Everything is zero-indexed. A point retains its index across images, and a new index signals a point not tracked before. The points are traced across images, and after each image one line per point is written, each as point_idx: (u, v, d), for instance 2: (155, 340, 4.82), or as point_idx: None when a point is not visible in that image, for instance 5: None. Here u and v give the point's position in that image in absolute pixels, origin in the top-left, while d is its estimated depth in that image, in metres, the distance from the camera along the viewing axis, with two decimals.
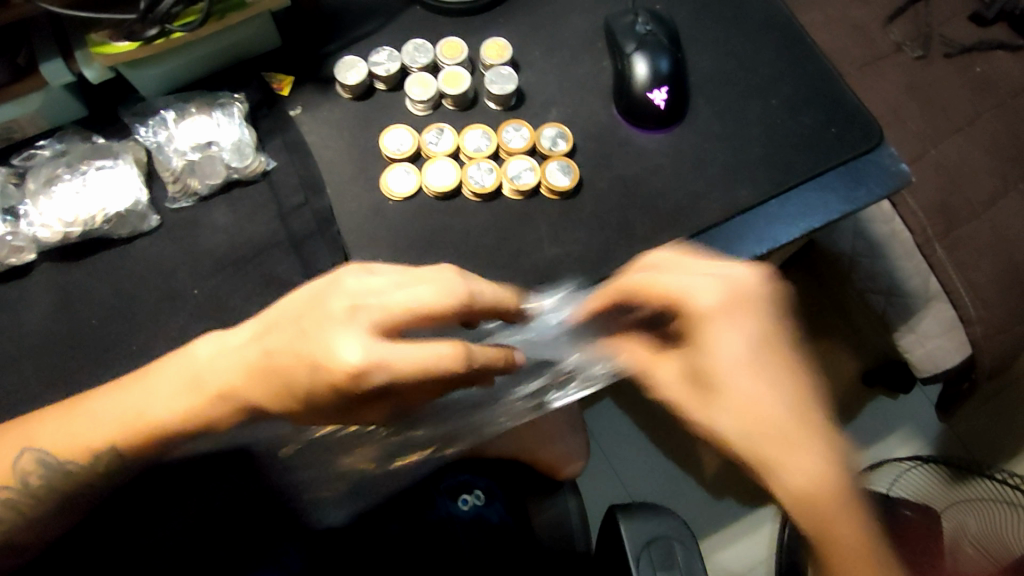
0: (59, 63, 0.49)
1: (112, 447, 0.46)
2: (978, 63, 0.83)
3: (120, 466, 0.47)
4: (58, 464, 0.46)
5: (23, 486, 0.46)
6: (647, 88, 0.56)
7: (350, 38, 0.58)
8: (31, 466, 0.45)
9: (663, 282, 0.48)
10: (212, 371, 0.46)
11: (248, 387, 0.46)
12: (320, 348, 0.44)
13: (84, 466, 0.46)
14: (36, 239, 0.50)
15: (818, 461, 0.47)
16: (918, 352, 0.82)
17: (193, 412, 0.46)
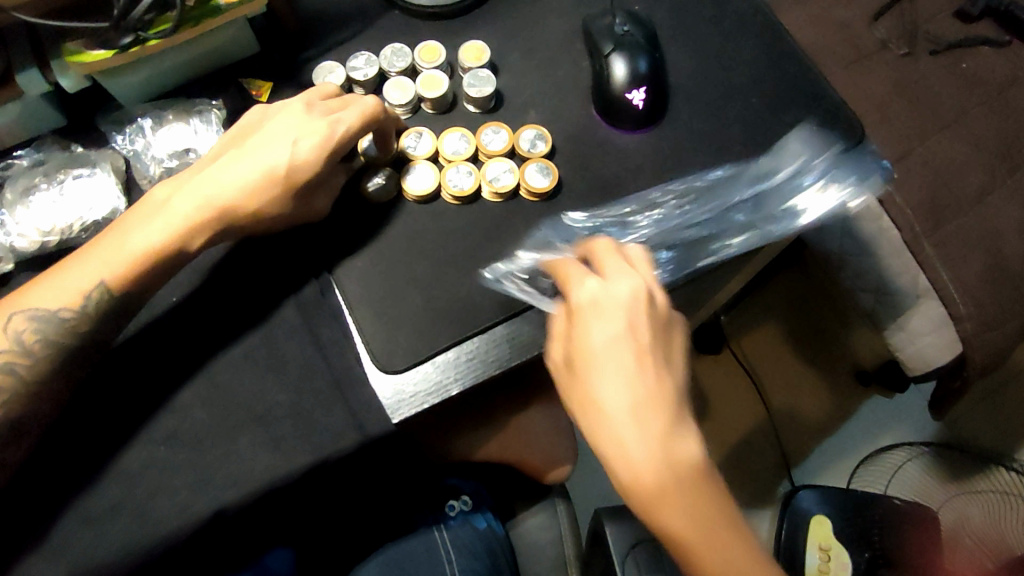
0: (35, 72, 0.49)
1: (102, 285, 0.47)
2: (963, 60, 0.83)
3: (112, 307, 0.48)
4: (56, 317, 0.47)
5: (19, 347, 0.46)
6: (626, 88, 0.56)
7: (328, 43, 0.58)
8: (25, 324, 0.46)
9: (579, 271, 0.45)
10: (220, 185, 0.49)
11: (256, 193, 0.49)
12: (284, 134, 0.49)
13: (81, 316, 0.47)
14: (13, 249, 0.50)
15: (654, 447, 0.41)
16: (907, 349, 0.81)
17: (200, 210, 0.49)
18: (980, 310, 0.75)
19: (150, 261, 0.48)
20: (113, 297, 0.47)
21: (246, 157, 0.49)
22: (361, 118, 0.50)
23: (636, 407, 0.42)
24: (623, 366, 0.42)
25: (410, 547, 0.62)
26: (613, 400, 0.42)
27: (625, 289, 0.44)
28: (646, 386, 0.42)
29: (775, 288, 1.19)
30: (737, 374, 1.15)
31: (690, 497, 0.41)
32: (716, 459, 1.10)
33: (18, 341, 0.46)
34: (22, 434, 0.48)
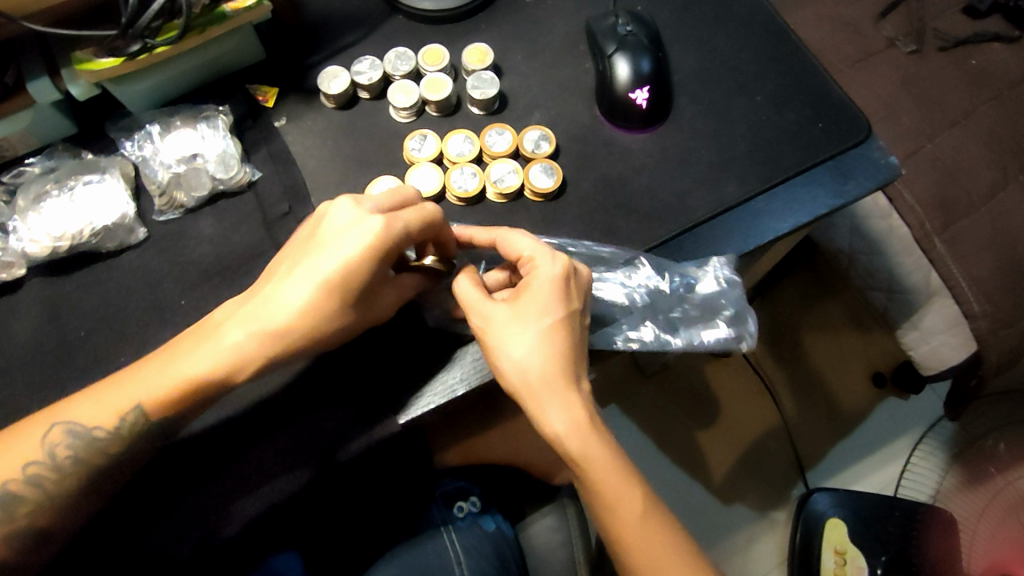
0: (46, 80, 0.50)
1: (135, 410, 0.45)
2: (973, 56, 0.82)
3: (149, 430, 0.46)
4: (90, 433, 0.45)
5: (48, 461, 0.45)
6: (629, 88, 0.56)
7: (333, 49, 0.59)
8: (59, 438, 0.45)
9: (517, 247, 0.49)
10: (277, 310, 0.45)
11: (323, 310, 0.45)
12: (304, 282, 0.44)
13: (113, 437, 0.46)
14: (25, 254, 0.51)
15: (574, 408, 0.45)
16: (921, 348, 0.83)
17: (251, 337, 0.45)
18: (994, 306, 0.74)
19: (181, 393, 0.45)
20: (148, 422, 0.45)
21: (301, 271, 0.45)
22: (418, 218, 0.45)
23: (547, 372, 0.45)
24: (549, 343, 0.46)
25: (419, 549, 0.61)
26: (525, 363, 0.45)
27: (553, 266, 0.47)
28: (560, 351, 0.46)
29: (786, 289, 1.18)
30: (748, 377, 1.14)
31: (602, 462, 0.45)
32: (728, 462, 1.10)
33: (51, 454, 0.45)
34: (48, 542, 0.47)
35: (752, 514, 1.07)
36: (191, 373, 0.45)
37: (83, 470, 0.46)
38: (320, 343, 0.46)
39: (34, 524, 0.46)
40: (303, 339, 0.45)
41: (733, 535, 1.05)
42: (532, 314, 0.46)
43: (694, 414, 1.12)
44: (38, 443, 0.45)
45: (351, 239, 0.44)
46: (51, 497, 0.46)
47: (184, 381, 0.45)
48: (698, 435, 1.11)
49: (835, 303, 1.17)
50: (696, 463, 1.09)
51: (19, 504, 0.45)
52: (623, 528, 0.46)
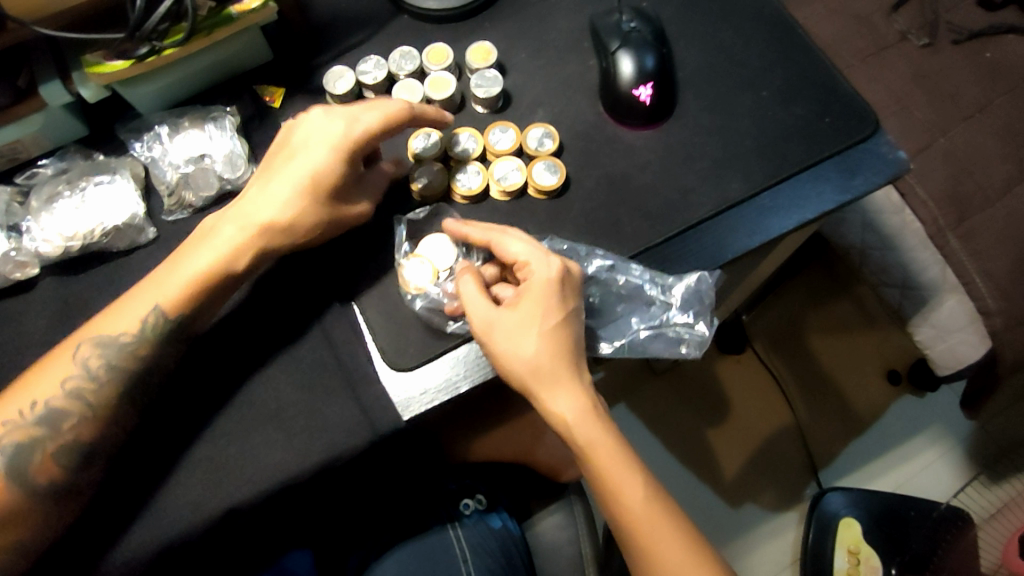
0: (59, 84, 0.51)
1: (156, 310, 0.49)
2: (988, 49, 0.81)
3: (166, 336, 0.50)
4: (117, 340, 0.49)
5: (85, 373, 0.48)
6: (632, 85, 0.56)
7: (338, 49, 0.59)
8: (91, 348, 0.49)
9: (510, 248, 0.49)
10: (264, 206, 0.50)
11: (303, 203, 0.50)
12: (292, 175, 0.50)
13: (140, 340, 0.49)
14: (38, 253, 0.52)
15: (577, 400, 0.46)
16: (937, 347, 0.80)
17: (247, 233, 0.50)
18: (1010, 304, 0.73)
19: (194, 288, 0.49)
20: (167, 322, 0.49)
21: (284, 173, 0.51)
22: (383, 120, 0.50)
23: (548, 367, 0.46)
24: (552, 346, 0.47)
25: (425, 544, 0.62)
26: (530, 364, 0.46)
27: (550, 269, 0.47)
28: (561, 350, 0.47)
29: (799, 286, 1.17)
30: (760, 374, 1.14)
31: (606, 452, 0.46)
32: (739, 461, 1.09)
33: (85, 366, 0.49)
34: (93, 459, 0.49)
35: (763, 513, 1.06)
36: (202, 266, 0.49)
37: (116, 378, 0.49)
38: (306, 238, 0.51)
39: (79, 438, 0.48)
40: (293, 228, 0.50)
41: (744, 534, 1.05)
42: (532, 319, 0.47)
43: (706, 412, 1.12)
44: (72, 358, 0.48)
45: (320, 145, 0.50)
46: (91, 410, 0.49)
47: (198, 277, 0.49)
48: (709, 433, 1.10)
49: (849, 301, 1.16)
50: (707, 461, 1.09)
51: (66, 418, 0.48)
52: (629, 516, 0.46)
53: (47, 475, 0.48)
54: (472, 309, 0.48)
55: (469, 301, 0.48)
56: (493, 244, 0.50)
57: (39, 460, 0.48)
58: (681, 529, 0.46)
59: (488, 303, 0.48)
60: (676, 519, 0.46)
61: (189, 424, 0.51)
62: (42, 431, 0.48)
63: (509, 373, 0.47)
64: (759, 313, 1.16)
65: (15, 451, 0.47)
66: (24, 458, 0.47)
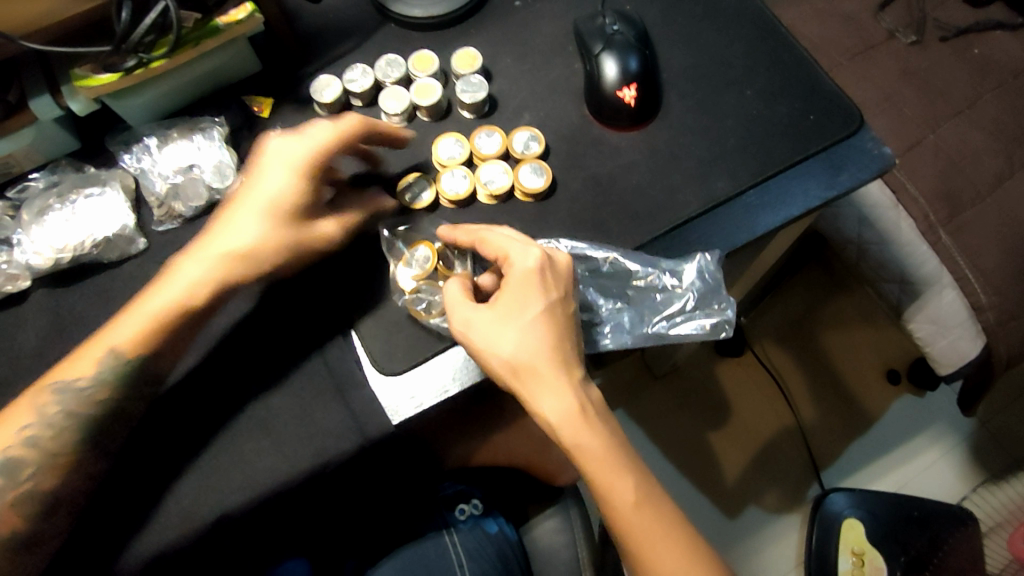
0: (48, 98, 0.52)
1: (114, 353, 0.50)
2: (976, 45, 0.81)
3: (134, 375, 0.50)
4: (75, 385, 0.50)
5: (42, 421, 0.49)
6: (617, 87, 0.56)
7: (325, 58, 0.60)
8: (51, 397, 0.49)
9: (495, 244, 0.49)
10: (232, 239, 0.52)
11: (269, 232, 0.52)
12: (260, 200, 0.52)
13: (98, 385, 0.50)
14: (30, 266, 0.52)
15: (562, 397, 0.45)
16: (938, 344, 0.78)
17: (214, 266, 0.51)
18: (1002, 298, 0.73)
19: (150, 331, 0.50)
20: (128, 364, 0.50)
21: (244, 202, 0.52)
22: (343, 135, 0.52)
23: (534, 356, 0.46)
24: (533, 340, 0.46)
25: (420, 550, 0.62)
26: (511, 357, 0.46)
27: (530, 261, 0.47)
28: (545, 343, 0.46)
29: (796, 287, 1.17)
30: (758, 376, 1.13)
31: (599, 447, 0.45)
32: (740, 464, 1.09)
33: (41, 413, 0.49)
34: (57, 507, 0.49)
35: (766, 515, 1.05)
36: (162, 305, 0.50)
37: (74, 426, 0.50)
38: (273, 267, 0.53)
39: (40, 487, 0.49)
40: (263, 254, 0.52)
41: (747, 539, 1.04)
42: (513, 313, 0.47)
43: (706, 415, 1.11)
44: (29, 406, 0.49)
45: (281, 169, 0.52)
46: (50, 458, 0.49)
47: (167, 312, 0.50)
48: (709, 436, 1.10)
49: (847, 300, 1.16)
50: (708, 465, 1.08)
51: (23, 467, 0.49)
52: (622, 513, 0.46)
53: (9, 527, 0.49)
54: (452, 309, 0.48)
55: (451, 296, 0.48)
56: (478, 242, 0.50)
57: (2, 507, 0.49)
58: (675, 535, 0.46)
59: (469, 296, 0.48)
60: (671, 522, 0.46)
61: (174, 454, 0.51)
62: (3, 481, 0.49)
63: (490, 369, 0.47)
64: (759, 313, 1.17)
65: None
66: None
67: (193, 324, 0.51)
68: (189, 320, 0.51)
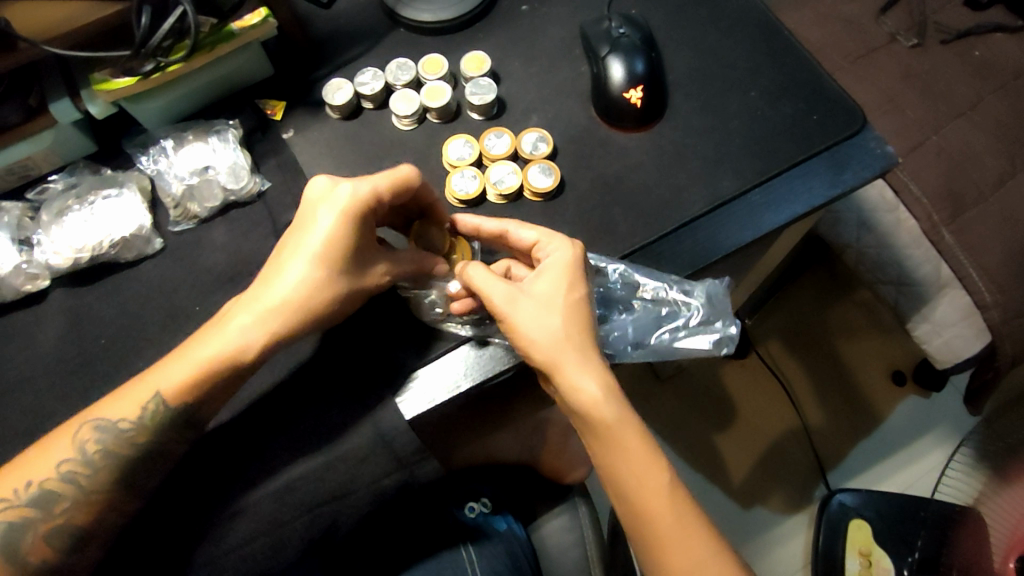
0: (68, 102, 0.53)
1: (156, 397, 0.48)
2: (977, 47, 0.82)
3: (173, 421, 0.48)
4: (116, 426, 0.48)
5: (82, 457, 0.48)
6: (623, 88, 0.57)
7: (336, 62, 0.61)
8: (90, 433, 0.48)
9: (527, 234, 0.51)
10: (277, 289, 0.49)
11: (326, 280, 0.49)
12: (312, 249, 0.49)
13: (138, 428, 0.48)
14: (49, 265, 0.53)
15: (598, 379, 0.46)
16: (934, 342, 0.81)
17: (265, 317, 0.48)
18: (1007, 296, 0.74)
19: (200, 377, 0.48)
20: (168, 410, 0.48)
21: (296, 251, 0.49)
22: (391, 182, 0.49)
23: (572, 338, 0.47)
24: (569, 323, 0.48)
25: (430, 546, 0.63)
26: (549, 335, 0.47)
27: (566, 253, 0.49)
28: (579, 328, 0.48)
29: (800, 289, 1.18)
30: (764, 378, 1.14)
31: (630, 432, 0.46)
32: (747, 465, 1.09)
33: (83, 450, 0.48)
34: (90, 540, 0.48)
35: (773, 516, 1.05)
36: (210, 355, 0.48)
37: (114, 463, 0.48)
38: (322, 321, 0.50)
39: (78, 523, 0.48)
40: (312, 305, 0.49)
41: (754, 539, 1.04)
42: (552, 295, 0.48)
43: (711, 416, 1.12)
44: (71, 442, 0.47)
45: (331, 214, 0.49)
46: (84, 493, 0.48)
47: (204, 364, 0.48)
48: (715, 437, 1.11)
49: (851, 301, 1.17)
50: (714, 466, 1.09)
51: (59, 501, 0.47)
52: (651, 500, 0.46)
53: (39, 555, 0.47)
54: (490, 288, 0.49)
55: (484, 282, 0.49)
56: (506, 233, 0.52)
57: (31, 541, 0.47)
58: (698, 526, 0.47)
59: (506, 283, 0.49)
60: (694, 515, 0.47)
61: (200, 462, 0.51)
62: (34, 514, 0.47)
63: (525, 349, 0.47)
64: (765, 314, 1.18)
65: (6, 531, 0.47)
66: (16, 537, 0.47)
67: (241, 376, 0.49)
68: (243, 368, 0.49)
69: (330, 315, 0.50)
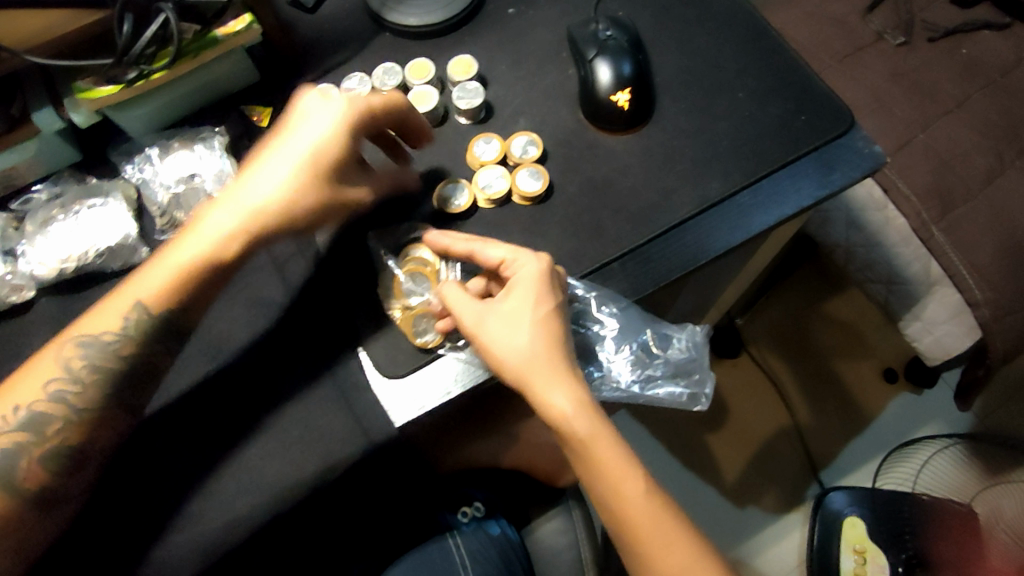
0: (50, 110, 0.53)
1: (142, 306, 0.49)
2: (964, 45, 0.82)
3: (161, 326, 0.50)
4: (100, 340, 0.48)
5: (69, 375, 0.48)
6: (610, 91, 0.57)
7: (324, 68, 0.61)
8: (75, 351, 0.48)
9: (492, 252, 0.51)
10: (252, 197, 0.50)
11: (302, 185, 0.50)
12: (289, 152, 0.50)
13: (123, 339, 0.49)
14: (34, 276, 0.53)
15: (567, 396, 0.46)
16: (924, 339, 0.82)
17: (244, 217, 0.49)
18: (996, 293, 0.74)
19: (183, 278, 0.49)
20: (151, 317, 0.49)
21: (273, 162, 0.50)
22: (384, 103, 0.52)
23: (540, 356, 0.47)
24: (538, 341, 0.48)
25: (424, 552, 0.62)
26: (520, 351, 0.47)
27: (532, 271, 0.49)
28: (549, 343, 0.48)
29: (793, 288, 1.18)
30: (756, 377, 1.14)
31: (606, 444, 0.46)
32: (741, 463, 1.09)
33: (69, 367, 0.48)
34: (84, 461, 0.49)
35: (767, 514, 1.06)
36: (193, 256, 0.49)
37: (101, 380, 0.49)
38: (299, 226, 0.51)
39: (70, 444, 0.48)
40: (287, 212, 0.50)
41: (749, 538, 1.04)
42: (520, 315, 0.48)
43: (704, 415, 1.12)
44: (56, 361, 0.48)
45: (327, 120, 0.50)
46: (75, 414, 0.48)
47: (183, 267, 0.49)
48: (708, 436, 1.11)
49: (843, 300, 1.17)
50: (708, 465, 1.09)
51: (51, 421, 0.48)
52: (627, 504, 0.46)
53: (36, 481, 0.47)
54: (460, 308, 0.49)
55: (456, 300, 0.49)
56: (473, 254, 0.51)
57: (23, 468, 0.47)
58: (674, 528, 0.47)
59: (475, 302, 0.49)
60: (671, 518, 0.47)
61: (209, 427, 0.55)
62: (27, 439, 0.47)
63: (497, 368, 0.48)
64: (757, 313, 1.18)
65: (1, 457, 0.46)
66: (9, 469, 0.46)
67: (217, 279, 0.50)
68: (221, 268, 0.50)
69: (304, 219, 0.51)
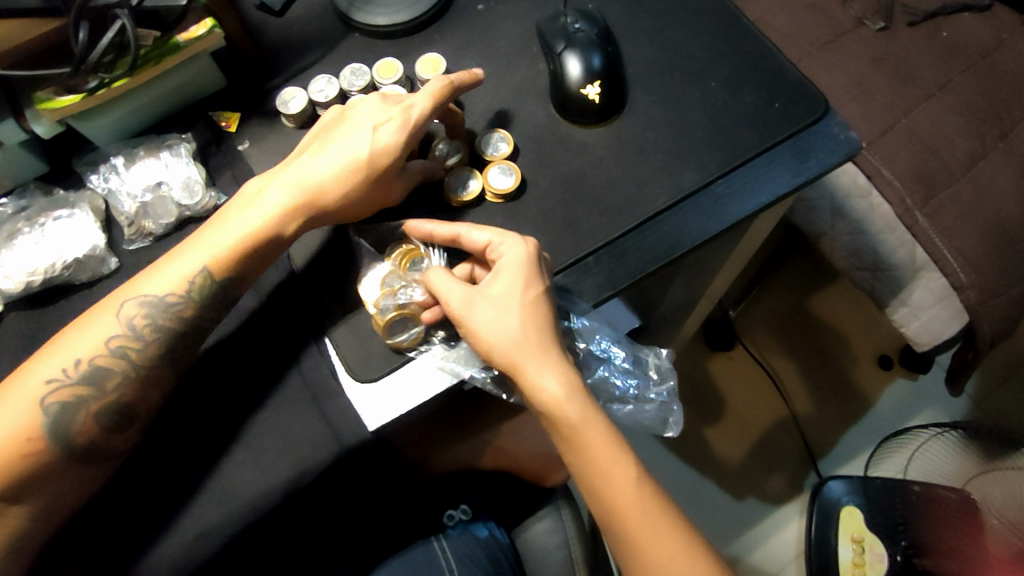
0: (12, 123, 0.52)
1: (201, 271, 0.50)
2: (944, 28, 0.81)
3: (209, 299, 0.51)
4: (164, 301, 0.50)
5: (131, 333, 0.49)
6: (581, 85, 0.56)
7: (291, 71, 0.60)
8: (140, 309, 0.49)
9: (479, 234, 0.50)
10: (310, 176, 0.51)
11: (349, 175, 0.51)
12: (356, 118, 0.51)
13: (186, 301, 0.50)
14: (1, 291, 0.52)
15: (555, 380, 0.46)
16: (913, 325, 0.80)
17: (292, 196, 0.50)
18: (982, 276, 0.73)
19: (235, 254, 0.50)
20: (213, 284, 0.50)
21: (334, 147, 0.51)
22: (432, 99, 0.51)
23: (528, 341, 0.47)
24: (525, 325, 0.47)
25: (411, 557, 0.62)
26: (506, 336, 0.47)
27: (518, 254, 0.48)
28: (534, 327, 0.47)
29: (783, 278, 1.18)
30: (749, 369, 1.13)
31: (596, 429, 0.46)
32: (736, 456, 1.08)
33: (131, 326, 0.49)
34: (131, 418, 0.51)
35: (765, 506, 1.05)
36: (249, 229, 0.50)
37: (162, 339, 0.50)
38: (352, 209, 0.52)
39: (123, 400, 0.50)
40: (342, 195, 0.51)
41: (746, 531, 1.04)
42: (508, 299, 0.47)
43: (698, 409, 1.11)
44: (117, 318, 0.49)
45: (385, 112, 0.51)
46: (134, 370, 0.50)
47: (245, 238, 0.50)
48: (703, 430, 1.10)
49: (833, 289, 1.16)
50: (702, 458, 1.08)
51: (110, 376, 0.49)
52: (613, 493, 0.46)
53: (86, 435, 0.49)
54: (446, 294, 0.48)
55: (441, 285, 0.48)
56: (458, 237, 0.50)
57: (81, 421, 0.49)
58: (662, 515, 0.46)
59: (461, 284, 0.48)
60: (660, 505, 0.46)
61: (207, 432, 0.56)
62: (88, 391, 0.49)
63: (485, 352, 0.47)
64: (748, 304, 1.17)
65: (58, 411, 0.48)
66: (66, 419, 0.48)
67: (263, 259, 0.51)
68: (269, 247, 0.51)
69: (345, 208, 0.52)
